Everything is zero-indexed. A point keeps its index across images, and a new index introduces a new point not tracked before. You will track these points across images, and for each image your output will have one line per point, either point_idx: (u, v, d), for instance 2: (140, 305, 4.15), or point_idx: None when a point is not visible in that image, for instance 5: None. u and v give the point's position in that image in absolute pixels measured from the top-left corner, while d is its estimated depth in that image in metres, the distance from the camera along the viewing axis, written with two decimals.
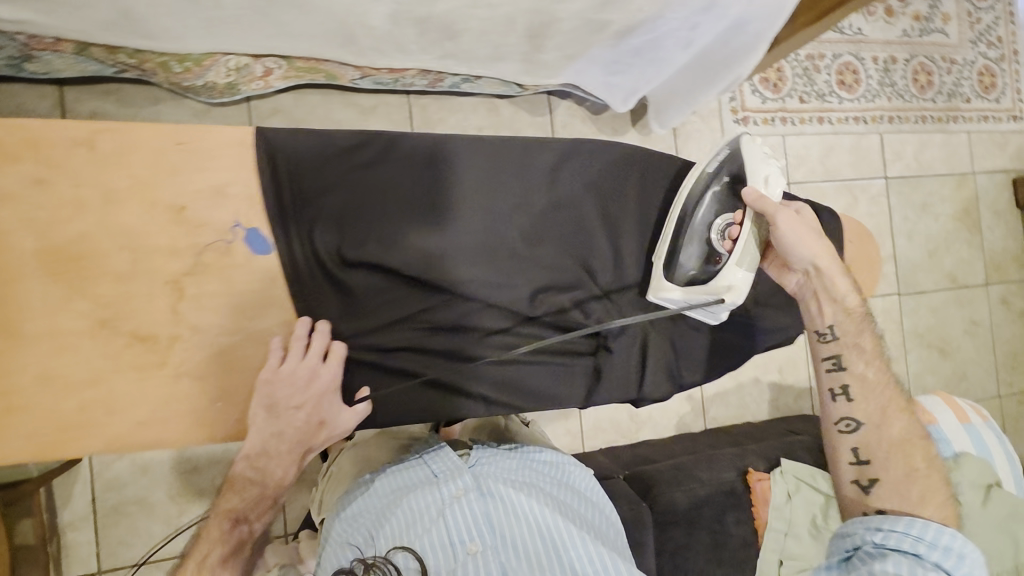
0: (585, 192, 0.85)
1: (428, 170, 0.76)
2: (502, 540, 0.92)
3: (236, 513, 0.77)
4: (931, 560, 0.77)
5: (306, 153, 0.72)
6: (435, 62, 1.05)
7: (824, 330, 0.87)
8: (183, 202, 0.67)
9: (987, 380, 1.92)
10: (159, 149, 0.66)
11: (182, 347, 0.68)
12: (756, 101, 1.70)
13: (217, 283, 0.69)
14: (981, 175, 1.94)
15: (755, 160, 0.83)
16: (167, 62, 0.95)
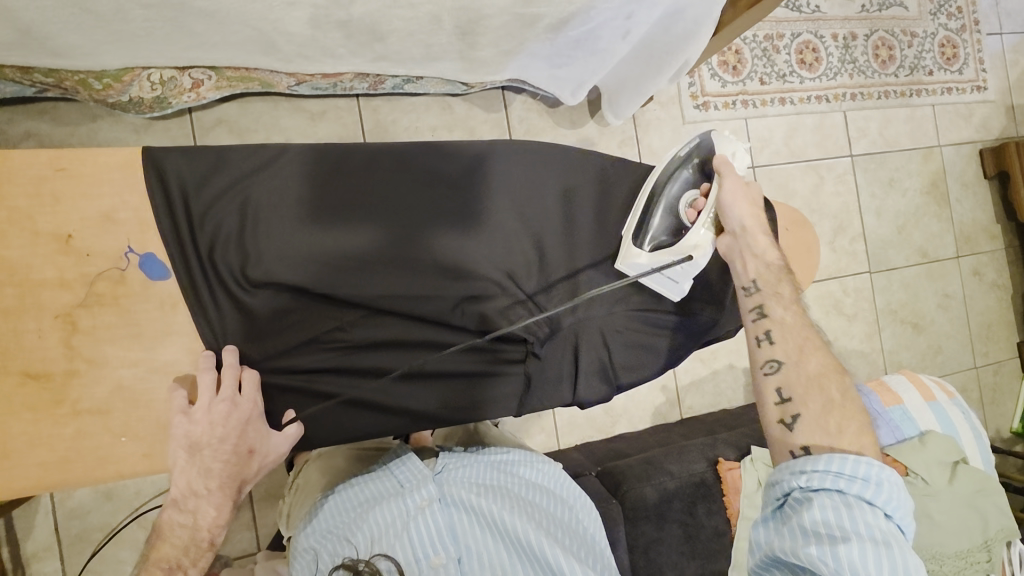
0: (504, 196, 0.83)
1: (331, 182, 0.75)
2: (468, 550, 0.92)
3: (169, 561, 0.67)
4: (858, 493, 0.70)
5: (201, 170, 0.70)
6: (369, 65, 1.02)
7: (747, 283, 0.82)
8: (69, 230, 0.65)
9: (964, 352, 1.92)
10: (39, 178, 0.64)
11: (79, 383, 0.66)
12: (716, 85, 1.68)
13: (121, 313, 0.68)
14: (947, 148, 1.94)
15: (722, 143, 0.88)
16: (86, 80, 0.92)
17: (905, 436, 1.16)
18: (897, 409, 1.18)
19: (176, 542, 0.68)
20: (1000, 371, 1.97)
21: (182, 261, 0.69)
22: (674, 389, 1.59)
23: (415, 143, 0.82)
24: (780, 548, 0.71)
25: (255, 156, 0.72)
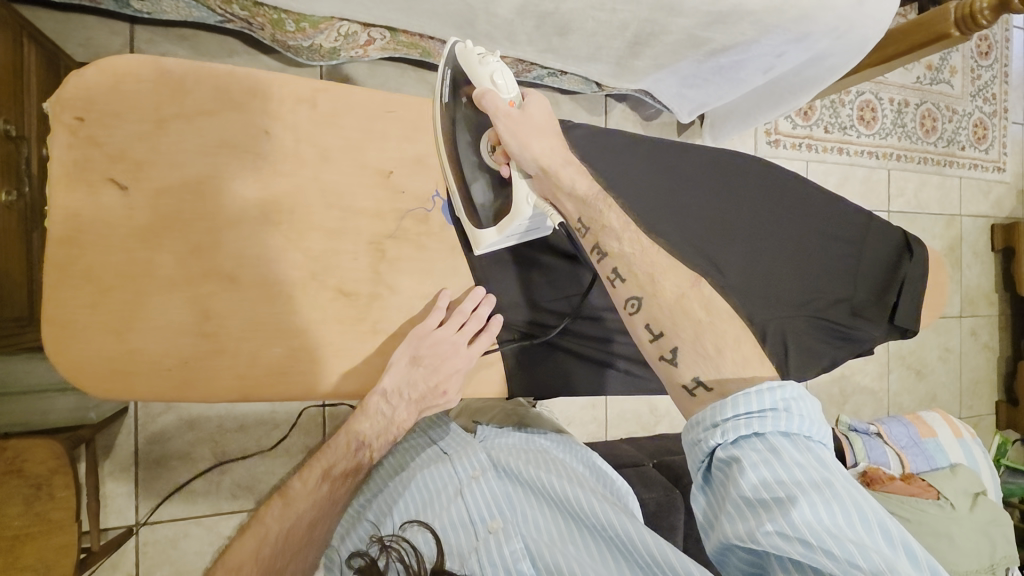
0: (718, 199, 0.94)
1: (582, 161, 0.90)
2: (522, 514, 0.86)
3: (362, 437, 0.82)
4: (779, 430, 0.58)
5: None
6: (535, 54, 1.07)
7: (579, 225, 0.74)
8: (390, 167, 0.78)
9: (952, 402, 2.13)
10: (372, 114, 0.77)
11: (380, 304, 0.77)
12: (788, 126, 1.82)
13: (420, 248, 0.79)
14: (967, 218, 2.13)
15: (473, 73, 0.79)
16: (283, 20, 0.93)
17: (937, 465, 1.34)
18: (931, 442, 1.36)
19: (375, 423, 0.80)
20: (978, 424, 2.19)
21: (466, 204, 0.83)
22: None
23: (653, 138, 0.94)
24: (731, 535, 0.56)
25: None
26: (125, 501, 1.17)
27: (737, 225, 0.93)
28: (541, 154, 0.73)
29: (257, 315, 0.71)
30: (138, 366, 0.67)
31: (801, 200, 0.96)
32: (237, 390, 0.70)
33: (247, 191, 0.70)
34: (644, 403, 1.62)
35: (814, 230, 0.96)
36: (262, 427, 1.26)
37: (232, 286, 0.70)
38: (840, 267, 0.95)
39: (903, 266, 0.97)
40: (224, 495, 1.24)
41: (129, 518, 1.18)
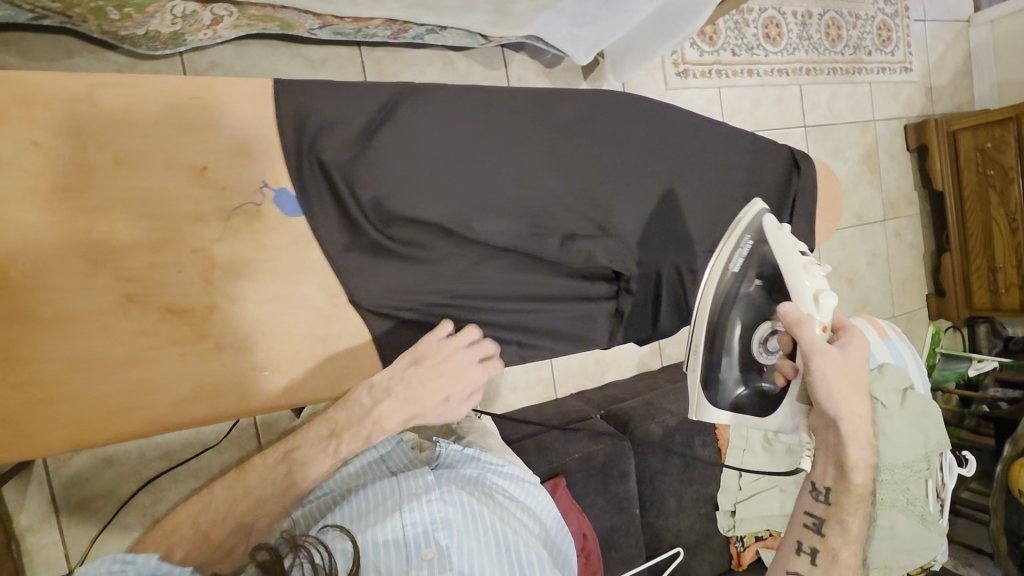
0: (603, 146, 0.85)
1: (439, 127, 0.77)
2: (457, 552, 0.83)
3: (333, 424, 0.77)
4: None
5: (328, 104, 0.73)
6: (404, 11, 0.99)
7: (821, 486, 0.82)
8: (205, 161, 0.69)
9: (885, 303, 2.22)
10: (177, 105, 0.68)
11: (220, 319, 0.71)
12: (695, 54, 1.78)
13: (259, 247, 0.72)
14: (881, 123, 2.17)
15: (795, 275, 0.85)
16: (103, 8, 0.82)
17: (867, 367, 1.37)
18: None
19: (351, 414, 0.76)
20: (911, 320, 2.29)
21: (312, 196, 0.73)
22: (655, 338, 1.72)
23: (519, 90, 0.84)
24: None
25: (373, 92, 0.76)
26: (53, 551, 1.11)
27: (628, 168, 0.86)
28: (851, 372, 0.78)
29: (77, 353, 0.66)
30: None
31: (686, 134, 0.92)
32: (64, 443, 0.66)
33: (33, 217, 0.63)
34: (588, 355, 1.62)
35: (706, 164, 0.92)
36: (189, 451, 1.20)
37: (38, 325, 0.64)
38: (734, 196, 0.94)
39: (793, 182, 0.98)
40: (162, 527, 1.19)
41: (61, 568, 1.12)
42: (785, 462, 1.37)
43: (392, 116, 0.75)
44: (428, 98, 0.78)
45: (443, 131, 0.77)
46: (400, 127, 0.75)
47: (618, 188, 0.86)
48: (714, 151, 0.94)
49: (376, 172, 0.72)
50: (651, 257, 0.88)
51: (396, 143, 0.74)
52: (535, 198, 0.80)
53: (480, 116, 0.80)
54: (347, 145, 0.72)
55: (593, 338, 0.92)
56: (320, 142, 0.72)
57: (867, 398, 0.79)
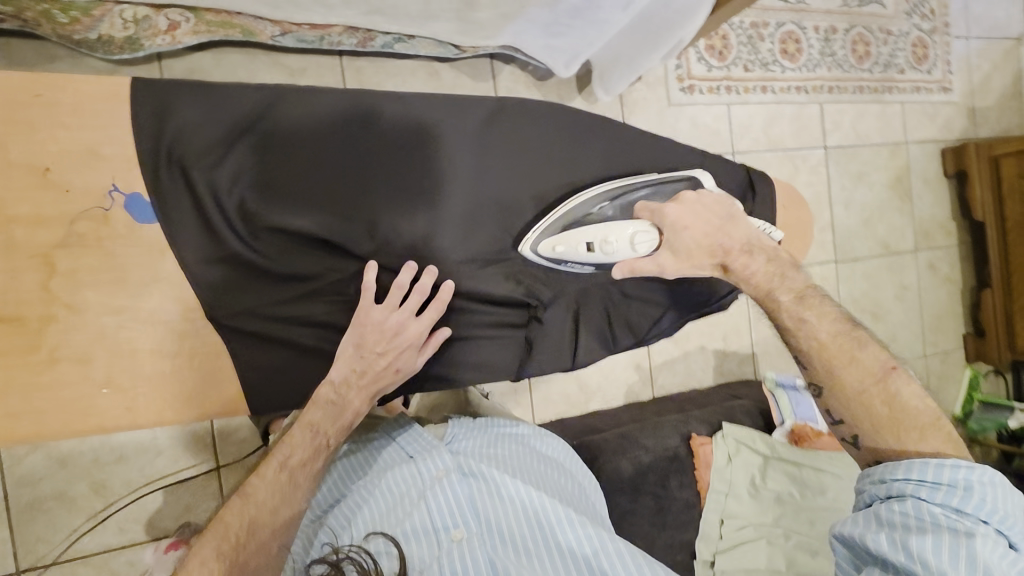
0: (499, 157, 0.85)
1: (320, 139, 0.76)
2: (488, 522, 0.91)
3: (315, 425, 0.81)
4: (950, 506, 0.69)
5: (195, 106, 0.72)
6: (360, 18, 0.98)
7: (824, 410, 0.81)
8: (47, 163, 0.67)
9: (915, 341, 2.03)
10: (15, 101, 0.66)
11: (55, 329, 0.69)
12: (702, 69, 1.70)
13: (105, 255, 0.70)
14: (914, 145, 2.01)
15: (602, 263, 0.85)
16: (48, 11, 0.83)
17: None
18: None
19: (328, 411, 0.81)
20: (947, 360, 2.08)
21: (168, 202, 0.72)
22: (647, 367, 1.62)
23: (411, 96, 0.82)
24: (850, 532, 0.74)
25: (245, 98, 0.74)
26: (1, 549, 1.11)
27: (527, 178, 0.86)
28: (689, 246, 0.83)
29: None
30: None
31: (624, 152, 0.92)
32: None
33: None
34: (572, 382, 1.54)
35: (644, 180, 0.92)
36: (142, 457, 1.18)
37: None
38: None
39: (748, 206, 0.97)
40: (110, 533, 1.17)
41: (9, 567, 1.11)
42: (773, 511, 1.25)
43: (269, 118, 0.75)
44: (308, 101, 0.77)
45: (326, 138, 0.77)
46: (273, 133, 0.75)
47: (530, 201, 0.87)
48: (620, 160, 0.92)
49: (249, 180, 0.74)
50: (567, 283, 0.91)
51: (270, 150, 0.74)
52: (434, 210, 0.81)
53: (366, 120, 0.79)
54: (212, 149, 0.72)
55: (495, 366, 0.90)
56: (184, 145, 0.71)
57: (701, 210, 0.84)
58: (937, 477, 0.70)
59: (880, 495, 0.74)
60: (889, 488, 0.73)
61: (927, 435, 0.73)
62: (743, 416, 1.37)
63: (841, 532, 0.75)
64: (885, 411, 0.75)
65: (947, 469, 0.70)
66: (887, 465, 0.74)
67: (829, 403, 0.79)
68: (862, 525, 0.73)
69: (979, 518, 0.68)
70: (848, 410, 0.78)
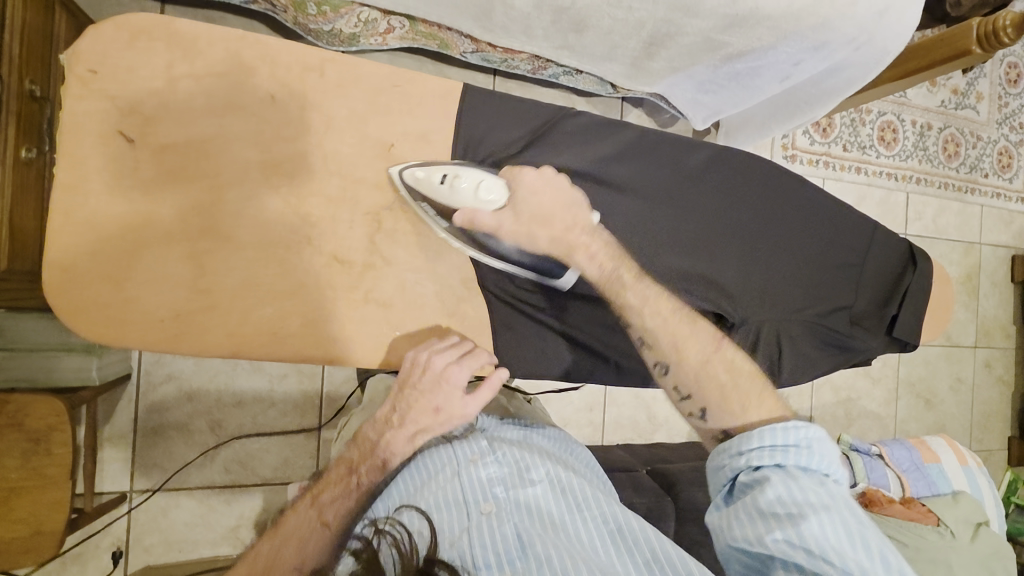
0: (727, 205, 0.90)
1: (589, 162, 0.85)
2: (521, 503, 0.71)
3: (350, 461, 0.77)
4: (800, 463, 0.63)
5: (498, 115, 0.82)
6: (550, 51, 1.09)
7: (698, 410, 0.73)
8: (392, 140, 0.77)
9: (962, 434, 2.07)
10: (377, 88, 0.76)
11: (373, 276, 0.76)
12: (806, 141, 1.81)
13: (418, 225, 0.79)
14: (987, 247, 2.09)
15: (451, 199, 0.76)
16: (305, 3, 0.95)
17: (939, 491, 1.30)
18: (933, 467, 1.33)
19: (365, 447, 0.77)
20: (989, 458, 2.12)
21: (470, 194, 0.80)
22: None
23: (670, 134, 0.88)
24: (740, 538, 0.61)
25: (540, 116, 0.84)
26: (121, 466, 1.19)
27: (749, 229, 0.91)
28: (533, 214, 0.79)
29: (249, 275, 0.71)
30: (187, 327, 0.69)
31: (813, 213, 0.94)
32: (224, 346, 0.70)
33: (242, 151, 0.70)
34: (642, 411, 1.61)
35: (816, 239, 0.94)
36: (257, 405, 1.27)
37: (227, 243, 0.70)
38: (840, 275, 0.94)
39: (905, 279, 0.97)
40: (212, 468, 1.25)
41: (123, 484, 1.19)
42: None
43: (550, 134, 0.84)
44: (582, 125, 0.86)
45: (595, 158, 0.85)
46: (553, 153, 0.84)
47: (744, 250, 0.90)
48: (827, 231, 0.94)
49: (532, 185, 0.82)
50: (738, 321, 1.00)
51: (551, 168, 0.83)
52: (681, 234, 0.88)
53: (626, 147, 0.87)
54: (507, 152, 0.82)
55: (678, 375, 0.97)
56: (489, 145, 0.81)
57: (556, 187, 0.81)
58: (785, 439, 0.64)
59: (741, 469, 0.65)
60: (749, 459, 0.65)
61: (748, 404, 0.69)
62: None
63: (731, 539, 0.62)
64: (724, 377, 0.72)
65: (792, 430, 0.64)
66: (737, 434, 0.66)
67: (674, 376, 0.76)
68: (748, 526, 0.61)
69: (830, 479, 0.63)
70: (696, 384, 0.74)
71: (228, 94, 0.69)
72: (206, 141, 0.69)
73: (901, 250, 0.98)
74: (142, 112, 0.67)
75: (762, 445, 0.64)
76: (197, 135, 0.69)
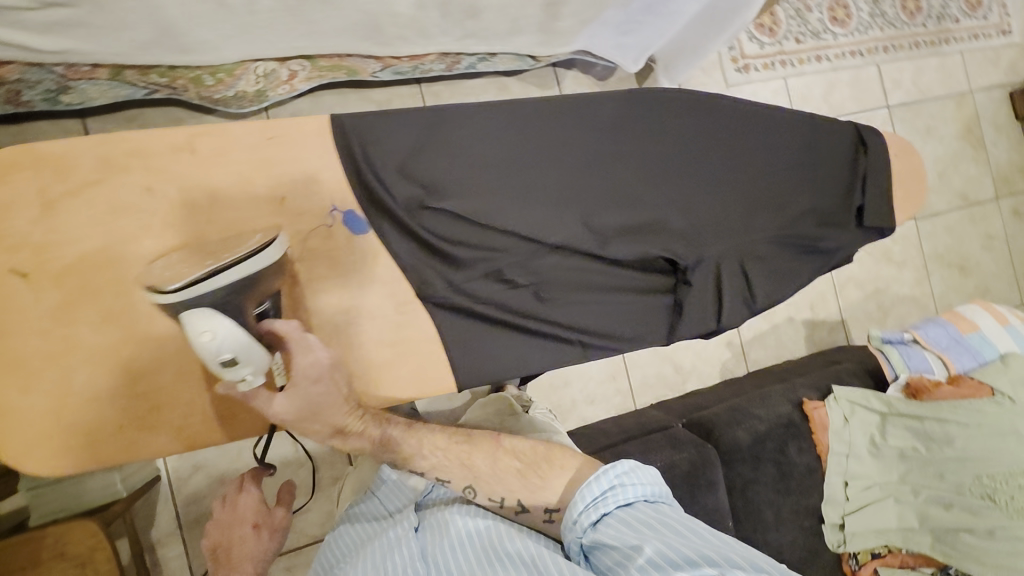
0: (645, 140, 0.87)
1: (485, 140, 0.82)
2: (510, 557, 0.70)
3: None
4: (620, 504, 0.72)
5: (379, 132, 0.78)
6: (455, 44, 1.07)
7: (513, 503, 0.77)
8: (282, 192, 0.74)
9: (1009, 290, 1.96)
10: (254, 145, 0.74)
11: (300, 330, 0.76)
12: (755, 47, 1.72)
13: (333, 266, 0.76)
14: (979, 93, 1.97)
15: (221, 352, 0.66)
16: (200, 76, 0.97)
17: (986, 359, 1.27)
18: (973, 336, 1.30)
19: None
20: None
21: (376, 210, 0.77)
22: (738, 343, 1.65)
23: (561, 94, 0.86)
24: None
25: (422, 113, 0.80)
26: (179, 562, 1.22)
27: (671, 164, 0.89)
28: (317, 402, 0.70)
29: (183, 367, 0.74)
30: (134, 437, 0.73)
31: (728, 126, 0.92)
32: (178, 443, 0.74)
33: (144, 248, 0.71)
34: (665, 365, 1.58)
35: (748, 149, 0.93)
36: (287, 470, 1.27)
37: (152, 345, 0.73)
38: (779, 180, 0.93)
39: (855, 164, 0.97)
40: None
41: None
42: (898, 468, 1.25)
43: (442, 121, 0.81)
44: (471, 108, 0.82)
45: (494, 139, 0.82)
46: (444, 139, 0.80)
47: (675, 180, 0.89)
48: (751, 139, 0.93)
49: (434, 174, 0.79)
50: (712, 246, 0.90)
51: (446, 154, 0.80)
52: (618, 188, 0.86)
53: (527, 125, 0.83)
54: (397, 155, 0.79)
55: (646, 333, 0.89)
56: (377, 157, 0.78)
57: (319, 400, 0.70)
58: (600, 488, 0.72)
59: (582, 535, 0.70)
60: (583, 521, 0.71)
61: (551, 476, 0.77)
62: (849, 378, 1.37)
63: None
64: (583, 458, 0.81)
65: (604, 477, 0.73)
66: (572, 503, 0.72)
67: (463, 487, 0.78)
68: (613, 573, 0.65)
69: (642, 504, 0.72)
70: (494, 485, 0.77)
71: (112, 197, 0.70)
72: (114, 251, 0.71)
73: (835, 134, 0.98)
74: (29, 244, 0.68)
75: (585, 504, 0.71)
76: (93, 250, 0.70)
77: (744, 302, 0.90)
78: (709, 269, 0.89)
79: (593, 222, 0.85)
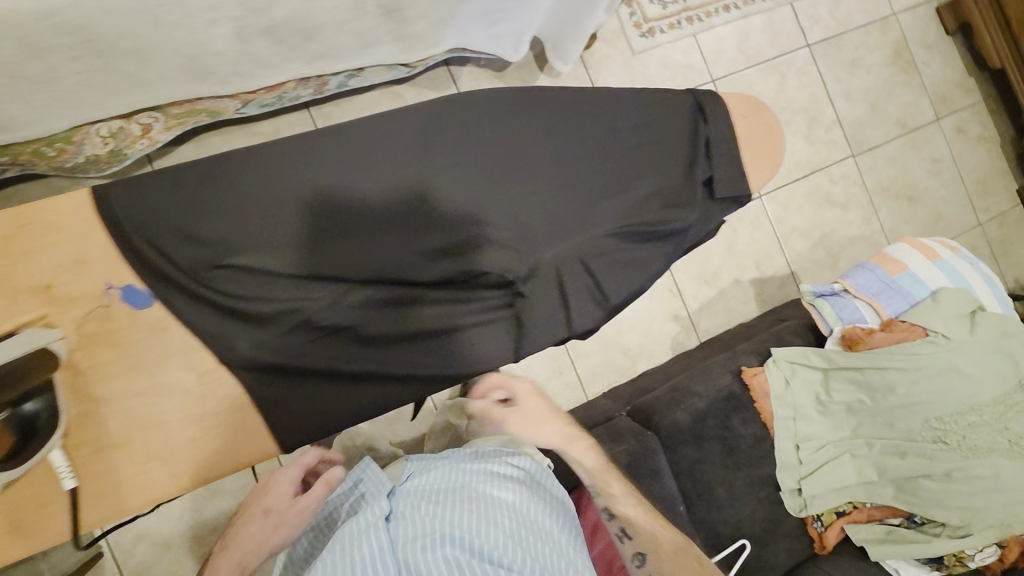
0: (451, 154, 0.84)
1: (267, 183, 0.77)
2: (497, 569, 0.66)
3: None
4: None
5: (145, 198, 0.74)
6: (305, 68, 1.02)
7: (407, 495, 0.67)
8: (47, 279, 0.70)
9: (963, 212, 1.90)
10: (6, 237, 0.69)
11: (93, 421, 0.72)
12: (656, 9, 1.64)
13: (117, 346, 0.73)
14: (903, 14, 1.90)
15: None
16: (39, 148, 0.92)
17: (917, 299, 1.23)
18: (903, 276, 1.25)
19: None
20: (1005, 222, 1.95)
21: (157, 282, 0.74)
22: (686, 316, 1.60)
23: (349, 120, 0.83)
24: None
25: (194, 167, 0.76)
26: None
27: (484, 173, 0.85)
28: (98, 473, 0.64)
29: None
30: None
31: (540, 122, 0.89)
32: None
33: None
34: (613, 351, 1.53)
35: (567, 143, 0.89)
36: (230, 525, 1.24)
37: None
38: (606, 170, 0.90)
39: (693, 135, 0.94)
40: None
41: None
42: (848, 423, 1.20)
43: (221, 170, 0.77)
44: (250, 151, 0.78)
45: (280, 179, 0.78)
46: (222, 190, 0.76)
47: (491, 189, 0.85)
48: (568, 131, 0.90)
49: (215, 230, 0.75)
50: (544, 253, 0.86)
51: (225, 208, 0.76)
52: (427, 208, 0.82)
53: (313, 160, 0.79)
54: (168, 218, 0.74)
55: (486, 356, 0.86)
56: (147, 224, 0.73)
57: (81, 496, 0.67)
58: None
59: None
60: None
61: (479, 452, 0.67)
62: (792, 337, 1.32)
63: None
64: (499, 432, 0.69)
65: None
66: None
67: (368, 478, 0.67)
68: None
69: None
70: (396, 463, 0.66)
71: None
72: None
73: (668, 108, 0.95)
74: None
75: None
76: None
77: (586, 304, 0.88)
78: (547, 277, 0.86)
79: (403, 251, 0.81)
